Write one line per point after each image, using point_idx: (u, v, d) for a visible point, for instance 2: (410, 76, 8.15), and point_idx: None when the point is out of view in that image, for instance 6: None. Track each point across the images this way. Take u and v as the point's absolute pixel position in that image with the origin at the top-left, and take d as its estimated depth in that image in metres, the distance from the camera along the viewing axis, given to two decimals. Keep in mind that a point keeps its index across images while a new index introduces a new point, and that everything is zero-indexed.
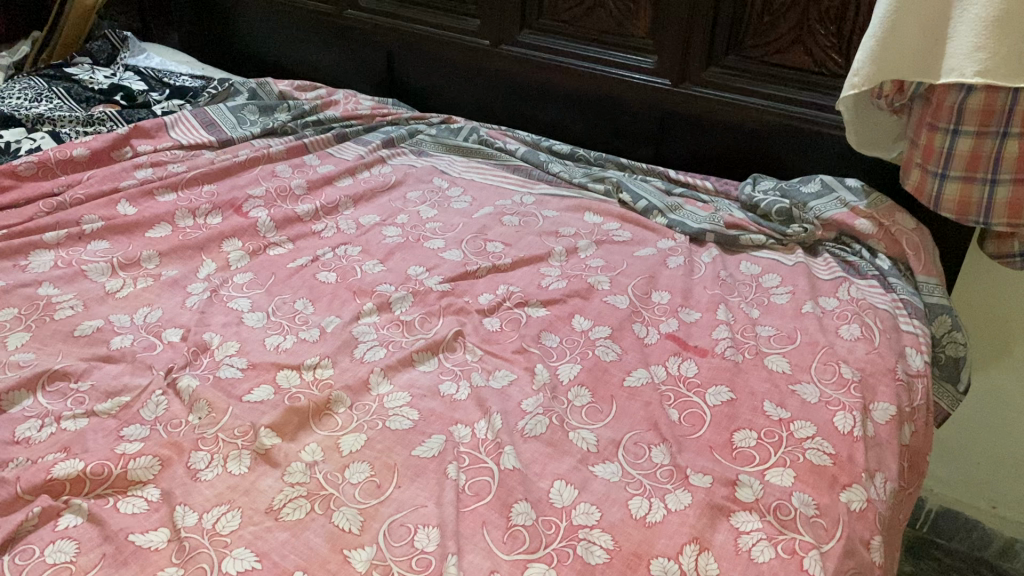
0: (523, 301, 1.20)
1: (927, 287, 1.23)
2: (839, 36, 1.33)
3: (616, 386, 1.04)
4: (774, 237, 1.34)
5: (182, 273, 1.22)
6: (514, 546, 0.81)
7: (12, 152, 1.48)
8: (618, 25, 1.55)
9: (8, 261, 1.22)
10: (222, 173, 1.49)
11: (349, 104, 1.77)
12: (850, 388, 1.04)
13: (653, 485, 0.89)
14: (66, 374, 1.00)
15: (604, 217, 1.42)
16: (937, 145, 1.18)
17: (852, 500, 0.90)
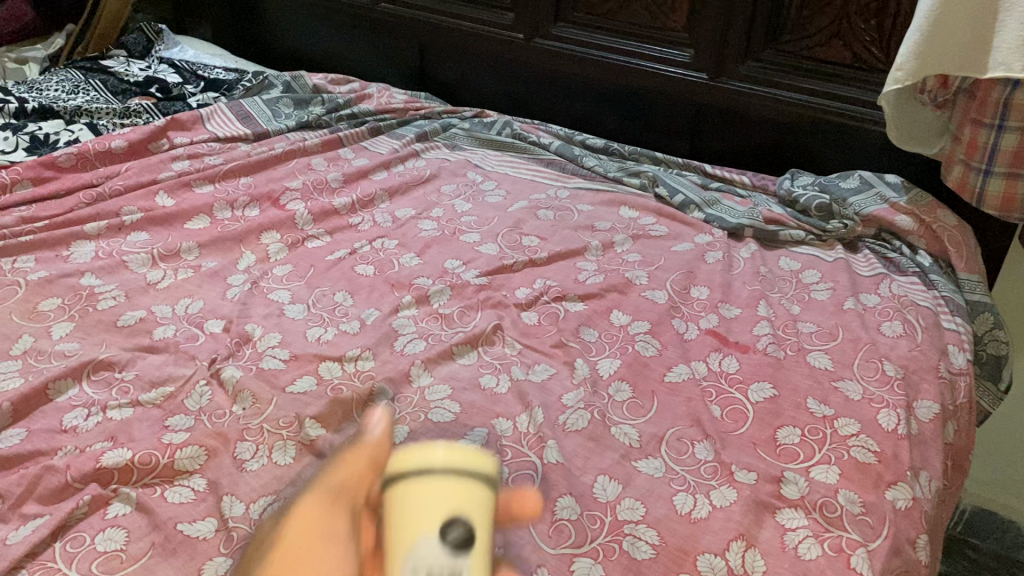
0: (561, 295, 1.19)
1: (970, 284, 1.22)
2: (879, 31, 1.31)
3: (657, 382, 1.04)
4: (814, 233, 1.33)
5: (222, 265, 1.23)
6: (559, 540, 0.81)
7: (51, 143, 1.50)
8: (654, 18, 1.54)
9: (51, 251, 1.23)
10: (258, 166, 1.49)
11: (382, 97, 1.77)
12: (894, 385, 1.03)
13: (697, 481, 0.89)
14: (111, 364, 1.01)
15: (640, 211, 1.42)
16: (981, 140, 1.17)
17: (898, 498, 0.89)
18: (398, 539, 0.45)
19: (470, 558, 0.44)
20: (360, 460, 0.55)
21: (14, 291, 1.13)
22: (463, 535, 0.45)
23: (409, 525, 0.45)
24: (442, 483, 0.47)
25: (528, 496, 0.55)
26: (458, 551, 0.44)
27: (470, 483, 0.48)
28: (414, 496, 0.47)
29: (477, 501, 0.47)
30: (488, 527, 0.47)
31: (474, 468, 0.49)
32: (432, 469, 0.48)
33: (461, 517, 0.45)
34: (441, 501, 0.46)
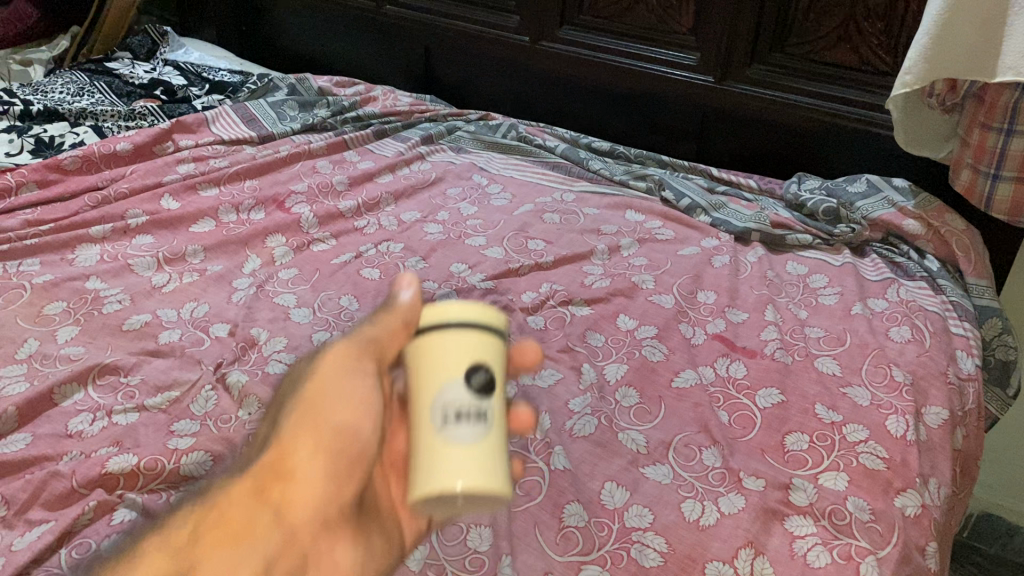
0: (567, 299, 1.19)
1: (978, 288, 1.22)
2: (887, 34, 1.30)
3: (664, 387, 1.03)
4: (821, 237, 1.32)
5: (227, 268, 1.22)
6: (567, 547, 0.81)
7: (56, 146, 1.50)
8: (660, 21, 1.54)
9: (56, 254, 1.23)
10: (263, 168, 1.49)
11: (388, 100, 1.77)
12: (903, 391, 1.02)
13: (705, 488, 0.89)
14: (116, 368, 1.00)
15: (646, 215, 1.41)
16: (990, 144, 1.17)
17: (907, 505, 0.89)
18: (428, 380, 0.57)
19: (490, 399, 0.56)
20: (394, 325, 0.61)
21: (19, 295, 1.13)
22: (486, 381, 0.56)
23: (436, 371, 0.57)
24: (463, 335, 0.57)
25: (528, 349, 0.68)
26: (480, 393, 0.56)
27: (486, 333, 0.58)
28: (435, 345, 0.58)
29: (491, 348, 0.58)
30: (502, 371, 0.58)
31: (488, 320, 0.59)
32: (453, 324, 0.58)
33: (484, 364, 0.57)
34: (463, 350, 0.57)
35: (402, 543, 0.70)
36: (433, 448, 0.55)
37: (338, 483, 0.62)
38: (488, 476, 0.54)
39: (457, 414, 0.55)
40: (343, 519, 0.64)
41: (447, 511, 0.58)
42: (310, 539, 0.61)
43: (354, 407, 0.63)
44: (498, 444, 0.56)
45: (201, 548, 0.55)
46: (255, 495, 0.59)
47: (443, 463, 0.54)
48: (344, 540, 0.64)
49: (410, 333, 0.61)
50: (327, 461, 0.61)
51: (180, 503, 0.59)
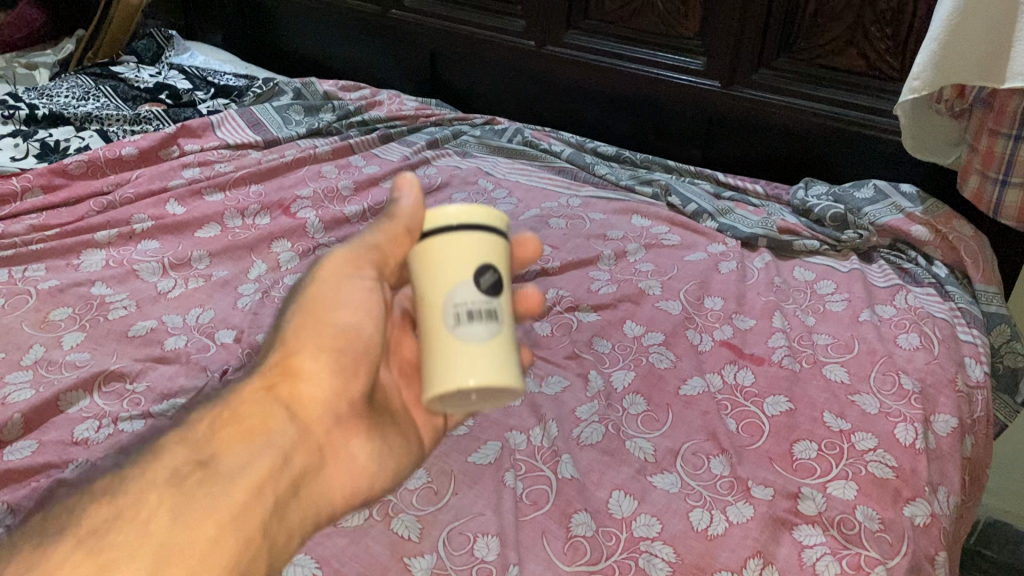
0: (574, 305, 1.19)
1: (986, 295, 1.21)
2: (895, 40, 1.30)
3: (672, 394, 1.03)
4: (829, 243, 1.31)
5: (233, 274, 1.22)
6: (575, 557, 0.81)
7: (61, 151, 1.50)
8: (666, 25, 1.53)
9: (62, 260, 1.23)
10: (268, 173, 1.49)
11: (393, 104, 1.76)
12: (912, 399, 1.01)
13: (713, 497, 0.88)
14: (122, 374, 1.00)
15: (652, 220, 1.40)
16: (998, 151, 1.17)
17: (916, 515, 0.88)
18: (438, 282, 0.61)
19: (497, 297, 0.61)
20: (396, 231, 0.66)
21: (25, 300, 1.13)
22: (493, 281, 0.61)
23: (445, 274, 0.61)
24: (469, 238, 0.61)
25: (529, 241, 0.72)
26: (488, 292, 0.61)
27: (489, 234, 0.62)
28: (443, 247, 0.62)
29: (495, 249, 0.62)
30: (506, 270, 0.63)
31: (488, 220, 0.63)
32: (456, 226, 0.62)
33: (490, 266, 0.61)
34: (470, 253, 0.61)
35: (414, 441, 0.76)
36: (446, 347, 0.60)
37: (346, 378, 0.68)
38: (498, 366, 0.59)
39: (468, 312, 0.60)
40: (355, 414, 0.70)
41: (461, 406, 0.63)
42: (324, 432, 0.67)
43: (357, 308, 0.69)
44: (507, 341, 0.61)
45: (218, 442, 0.60)
46: (268, 392, 0.65)
47: (455, 355, 0.59)
48: (358, 435, 0.70)
49: (411, 238, 0.65)
50: (333, 358, 0.68)
51: (196, 408, 0.63)
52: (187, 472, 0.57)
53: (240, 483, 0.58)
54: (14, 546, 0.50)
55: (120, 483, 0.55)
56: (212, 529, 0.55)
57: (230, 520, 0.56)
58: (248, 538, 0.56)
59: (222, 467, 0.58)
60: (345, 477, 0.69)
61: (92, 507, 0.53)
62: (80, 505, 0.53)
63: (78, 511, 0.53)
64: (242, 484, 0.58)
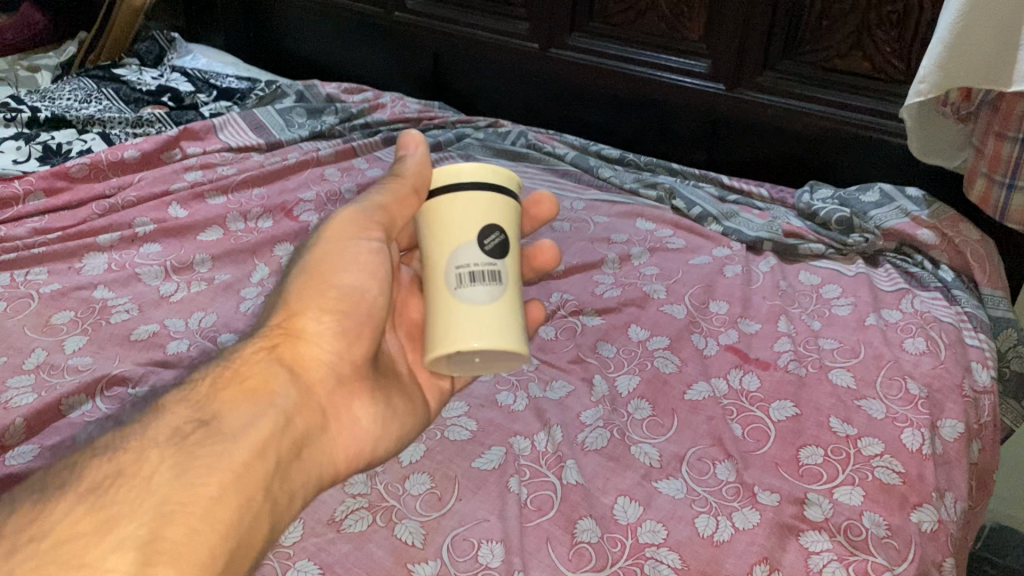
0: (578, 309, 1.18)
1: (992, 300, 1.20)
2: (900, 42, 1.29)
3: (677, 399, 1.02)
4: (834, 246, 1.31)
5: (235, 277, 1.22)
6: (580, 564, 0.80)
7: (64, 154, 1.50)
8: (671, 28, 1.53)
9: (64, 263, 1.22)
10: (271, 176, 1.49)
11: (396, 107, 1.76)
12: (918, 404, 1.01)
13: (719, 503, 0.87)
14: (124, 378, 0.99)
15: (657, 223, 1.40)
16: (1005, 154, 1.16)
17: (923, 520, 0.88)
18: (447, 242, 0.69)
19: (500, 259, 0.69)
20: (404, 191, 0.72)
21: (27, 304, 1.12)
22: (497, 244, 0.69)
23: (453, 235, 0.69)
24: (478, 202, 0.69)
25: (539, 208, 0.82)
26: (489, 254, 0.69)
27: (498, 197, 0.70)
28: (454, 210, 0.69)
29: (503, 212, 0.70)
30: (512, 232, 0.71)
31: (497, 186, 0.70)
32: (466, 191, 0.70)
33: (497, 228, 0.69)
34: (479, 216, 0.69)
35: (416, 407, 0.79)
36: (451, 303, 0.68)
37: (349, 340, 0.71)
38: (494, 321, 0.68)
39: (471, 273, 0.68)
40: (356, 378, 0.72)
41: (465, 357, 0.72)
42: (326, 394, 0.69)
43: (361, 271, 0.72)
44: (507, 300, 0.69)
45: (221, 400, 0.61)
46: (270, 352, 0.66)
47: (456, 308, 0.68)
48: (359, 400, 0.72)
49: (421, 197, 0.72)
50: (337, 320, 0.70)
51: (200, 367, 0.64)
52: (189, 430, 0.57)
53: (244, 442, 0.58)
54: (13, 501, 0.49)
55: (122, 439, 0.55)
56: (214, 488, 0.54)
57: (233, 478, 0.56)
58: (250, 497, 0.56)
59: (225, 425, 0.59)
60: (349, 440, 0.70)
61: (94, 462, 0.53)
62: (81, 462, 0.52)
63: (78, 468, 0.52)
64: (245, 443, 0.58)
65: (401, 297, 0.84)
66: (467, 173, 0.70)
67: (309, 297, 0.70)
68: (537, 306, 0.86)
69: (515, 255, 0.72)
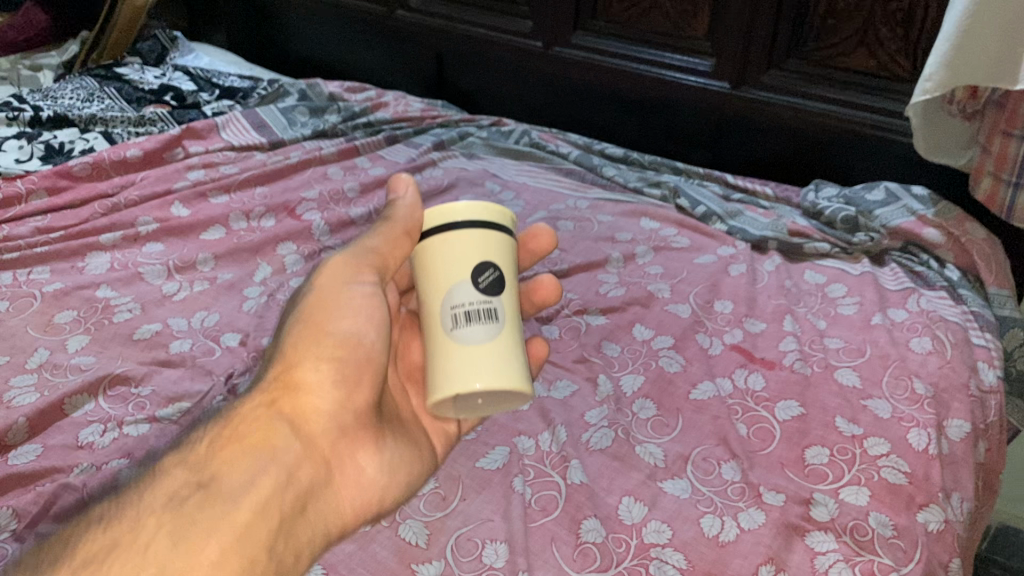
0: (582, 308, 1.18)
1: (999, 299, 1.19)
2: (906, 40, 1.29)
3: (682, 399, 1.02)
4: (840, 245, 1.30)
5: (238, 277, 1.21)
6: (585, 564, 0.80)
7: (66, 153, 1.50)
8: (675, 26, 1.52)
9: (66, 263, 1.22)
10: (274, 175, 1.48)
11: (399, 105, 1.75)
12: (924, 404, 1.00)
13: (724, 503, 0.87)
14: (127, 378, 0.99)
15: (661, 222, 1.39)
16: (1012, 153, 1.16)
17: (930, 521, 0.87)
18: (442, 282, 0.70)
19: (496, 296, 0.70)
20: (395, 233, 0.72)
21: (29, 303, 1.12)
22: (492, 281, 0.70)
23: (448, 275, 0.70)
24: (470, 241, 0.70)
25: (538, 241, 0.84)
26: (485, 291, 0.69)
27: (489, 233, 0.71)
28: (446, 249, 0.70)
29: (496, 247, 0.71)
30: (506, 268, 0.71)
31: (489, 224, 0.71)
32: (459, 229, 0.70)
33: (491, 265, 0.70)
34: (472, 255, 0.69)
35: (424, 448, 0.77)
36: (449, 345, 0.69)
37: (350, 387, 0.69)
38: (493, 360, 0.68)
39: (467, 312, 0.69)
40: (360, 425, 0.70)
41: (468, 400, 0.72)
42: (329, 445, 0.67)
43: (357, 315, 0.71)
44: (507, 338, 0.70)
45: (218, 461, 0.60)
46: (268, 406, 0.65)
47: (454, 349, 0.68)
48: (365, 448, 0.70)
49: (413, 239, 0.73)
50: (336, 368, 0.69)
51: (196, 428, 0.63)
52: (186, 494, 0.57)
53: (242, 503, 0.58)
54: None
55: (117, 509, 0.54)
56: (213, 552, 0.54)
57: (233, 540, 0.55)
58: (252, 559, 0.56)
59: (222, 487, 0.58)
60: (355, 492, 0.69)
61: (88, 535, 0.52)
62: (76, 534, 0.52)
63: (74, 540, 0.52)
64: (243, 504, 0.58)
65: (402, 342, 0.83)
66: (457, 212, 0.71)
67: (306, 345, 0.69)
68: (539, 340, 0.86)
69: (511, 292, 0.72)
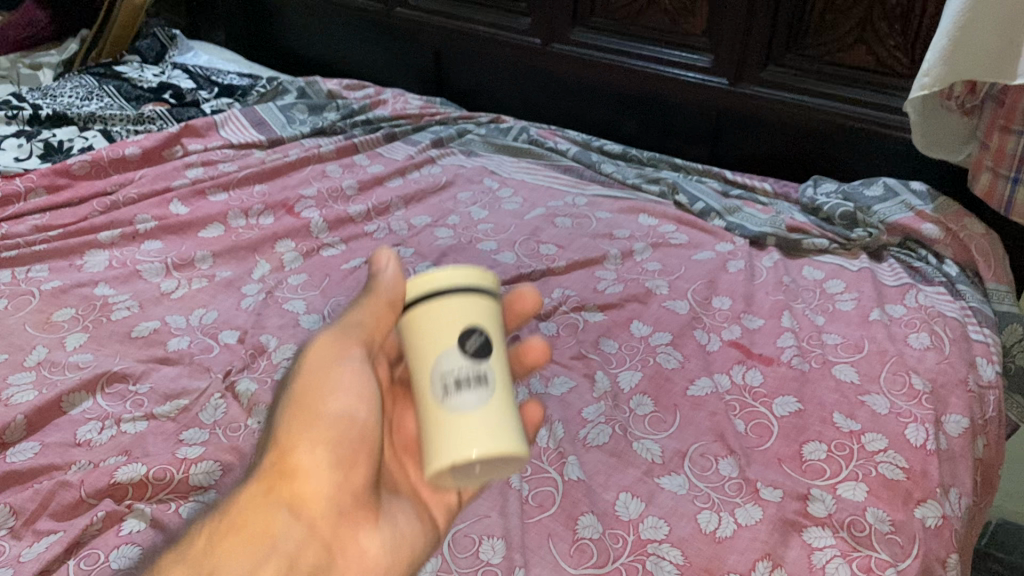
0: (580, 305, 1.17)
1: (997, 294, 1.19)
2: (904, 36, 1.29)
3: (679, 396, 1.02)
4: (838, 240, 1.30)
5: (236, 274, 1.21)
6: (581, 560, 0.80)
7: (65, 151, 1.50)
8: (673, 22, 1.52)
9: (65, 261, 1.22)
10: (272, 173, 1.48)
11: (397, 102, 1.75)
12: (922, 399, 1.00)
13: (721, 499, 0.87)
14: (125, 376, 1.00)
15: (659, 219, 1.39)
16: (1010, 148, 1.15)
17: (927, 516, 0.87)
18: (428, 347, 0.60)
19: (487, 362, 0.59)
20: (379, 304, 0.64)
21: (28, 301, 1.12)
22: (481, 344, 0.59)
23: (433, 339, 0.59)
24: (455, 302, 0.60)
25: (526, 295, 0.72)
26: (475, 357, 0.59)
27: (475, 296, 0.60)
28: (429, 314, 0.60)
29: (481, 311, 0.60)
30: (496, 330, 0.61)
31: (475, 282, 0.61)
32: (443, 289, 0.60)
33: (478, 327, 0.60)
34: (457, 317, 0.59)
35: (437, 527, 0.70)
36: (438, 416, 0.58)
37: (347, 470, 0.63)
38: (491, 436, 0.57)
39: (456, 381, 0.58)
40: (364, 509, 0.64)
41: (468, 481, 0.61)
42: (332, 533, 0.62)
43: (348, 392, 0.64)
44: (504, 407, 0.59)
45: (212, 558, 0.57)
46: (263, 495, 0.60)
47: (443, 428, 0.58)
48: (370, 531, 0.64)
49: (398, 310, 0.64)
50: (331, 451, 0.62)
51: (193, 522, 0.60)
52: None
53: None
54: None
55: None
56: None
57: None
58: None
59: None
60: None
61: None
62: None
63: None
64: None
65: (396, 408, 0.72)
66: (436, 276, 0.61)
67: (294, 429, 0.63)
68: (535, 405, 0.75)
69: (505, 357, 0.61)
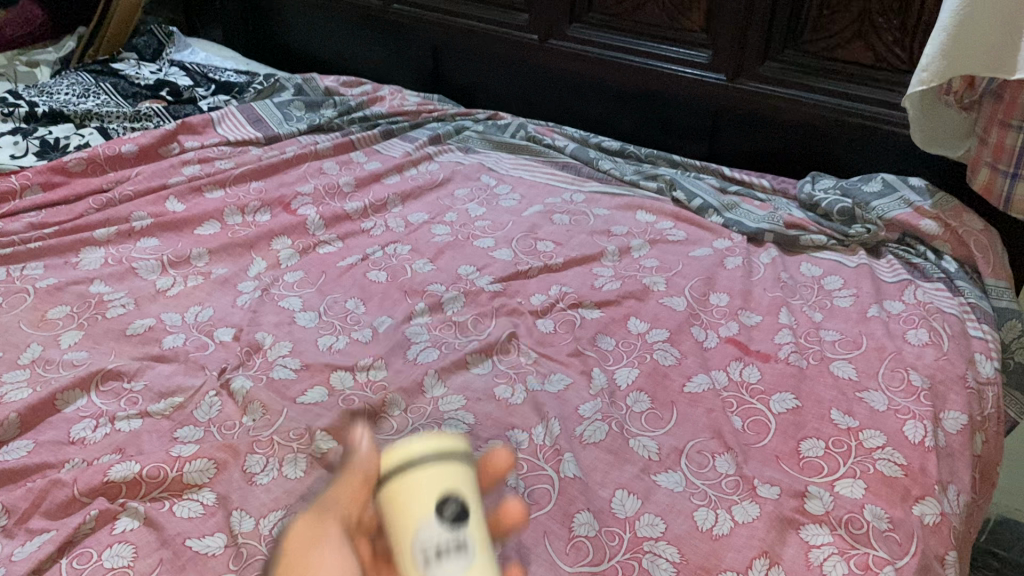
0: (577, 302, 1.17)
1: (996, 290, 1.19)
2: (902, 31, 1.28)
3: (676, 393, 1.01)
4: (836, 237, 1.30)
5: (232, 271, 1.21)
6: (577, 557, 0.79)
7: (61, 148, 1.49)
8: (671, 18, 1.51)
9: (60, 258, 1.21)
10: (269, 170, 1.48)
11: (395, 99, 1.75)
12: (920, 396, 1.00)
13: (718, 496, 0.87)
14: (120, 373, 0.99)
15: (656, 216, 1.39)
16: (1009, 143, 1.15)
17: (925, 513, 0.87)
18: (405, 520, 0.49)
19: (472, 532, 0.49)
20: (351, 479, 0.51)
21: (22, 299, 1.12)
22: (461, 509, 0.49)
23: (412, 508, 0.49)
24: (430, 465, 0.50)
25: (499, 457, 0.56)
26: (456, 524, 0.48)
27: (452, 463, 0.51)
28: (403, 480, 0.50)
29: (457, 478, 0.51)
30: (476, 500, 0.51)
31: (449, 448, 0.52)
32: (414, 458, 0.51)
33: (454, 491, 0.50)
34: (432, 483, 0.50)
35: None
36: None
37: None
38: None
39: (438, 553, 0.47)
40: None
41: None
42: None
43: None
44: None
45: None
46: None
47: None
48: None
49: (373, 486, 0.51)
50: None
51: None
52: None
53: None
54: None
55: None
56: None
57: None
58: None
59: None
60: None
61: None
62: None
63: None
64: None
65: None
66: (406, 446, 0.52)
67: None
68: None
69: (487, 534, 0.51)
